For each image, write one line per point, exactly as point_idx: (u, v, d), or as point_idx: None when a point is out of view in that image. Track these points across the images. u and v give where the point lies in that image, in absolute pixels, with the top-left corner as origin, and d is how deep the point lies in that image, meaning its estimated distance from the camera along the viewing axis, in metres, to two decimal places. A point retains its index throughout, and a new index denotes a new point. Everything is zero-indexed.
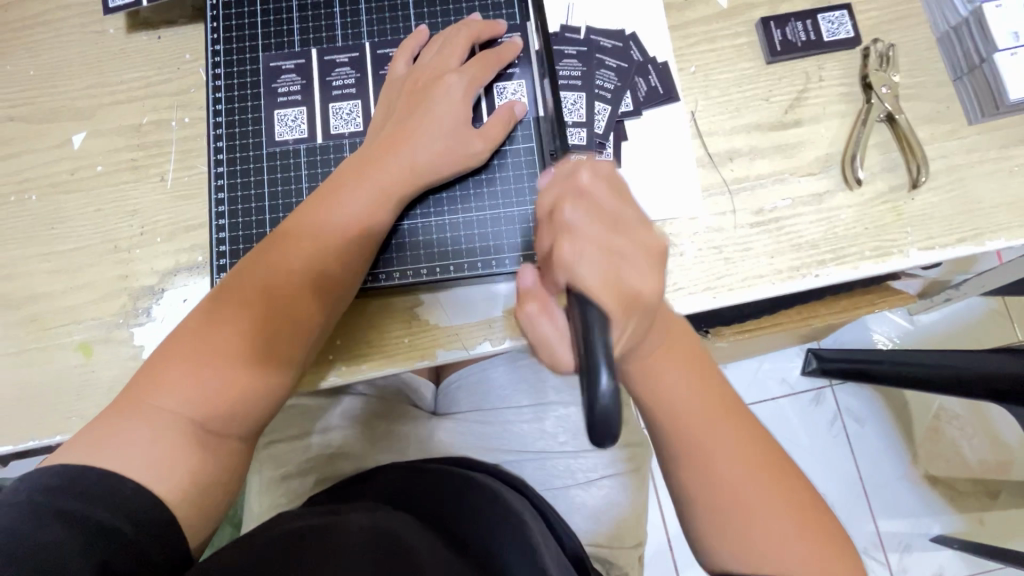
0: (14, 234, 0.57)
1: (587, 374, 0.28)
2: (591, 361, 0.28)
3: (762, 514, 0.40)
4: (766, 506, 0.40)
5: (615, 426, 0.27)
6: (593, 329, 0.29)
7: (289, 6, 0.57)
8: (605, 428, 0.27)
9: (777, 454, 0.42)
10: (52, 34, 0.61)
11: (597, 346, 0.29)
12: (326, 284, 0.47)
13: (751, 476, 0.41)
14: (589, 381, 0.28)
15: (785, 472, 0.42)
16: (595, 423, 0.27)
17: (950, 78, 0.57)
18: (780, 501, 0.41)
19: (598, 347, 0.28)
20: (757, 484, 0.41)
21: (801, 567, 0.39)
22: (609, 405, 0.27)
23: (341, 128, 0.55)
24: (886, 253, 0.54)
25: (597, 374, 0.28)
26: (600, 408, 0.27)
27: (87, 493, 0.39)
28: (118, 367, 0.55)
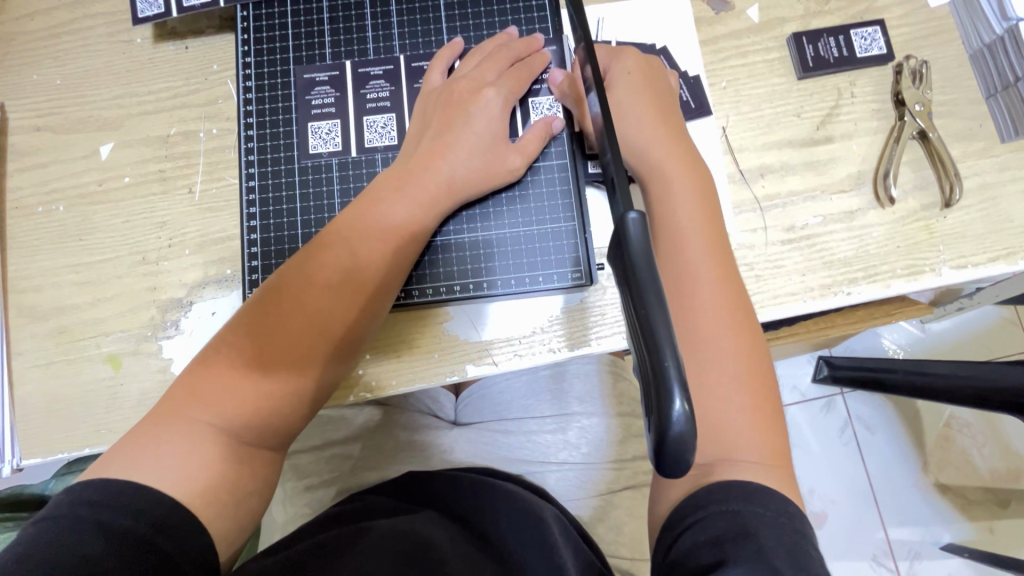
0: (41, 245, 0.57)
1: (657, 400, 0.26)
2: (662, 386, 0.26)
3: (726, 385, 0.42)
4: (733, 386, 0.43)
5: (688, 455, 0.26)
6: (663, 353, 0.26)
7: (320, 19, 0.57)
8: (676, 455, 0.26)
9: (767, 383, 0.44)
10: (78, 43, 0.60)
11: (669, 371, 0.26)
12: (362, 290, 0.47)
13: (742, 391, 0.43)
14: (660, 411, 0.26)
15: (768, 399, 0.43)
16: (666, 452, 0.26)
17: (983, 95, 0.57)
18: (752, 386, 0.43)
19: (669, 370, 0.26)
20: (743, 398, 0.42)
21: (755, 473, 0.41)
22: (683, 435, 0.26)
23: (375, 142, 0.55)
24: (919, 271, 0.54)
25: (669, 403, 0.26)
26: (672, 439, 0.26)
27: (128, 508, 0.39)
28: (146, 380, 0.54)
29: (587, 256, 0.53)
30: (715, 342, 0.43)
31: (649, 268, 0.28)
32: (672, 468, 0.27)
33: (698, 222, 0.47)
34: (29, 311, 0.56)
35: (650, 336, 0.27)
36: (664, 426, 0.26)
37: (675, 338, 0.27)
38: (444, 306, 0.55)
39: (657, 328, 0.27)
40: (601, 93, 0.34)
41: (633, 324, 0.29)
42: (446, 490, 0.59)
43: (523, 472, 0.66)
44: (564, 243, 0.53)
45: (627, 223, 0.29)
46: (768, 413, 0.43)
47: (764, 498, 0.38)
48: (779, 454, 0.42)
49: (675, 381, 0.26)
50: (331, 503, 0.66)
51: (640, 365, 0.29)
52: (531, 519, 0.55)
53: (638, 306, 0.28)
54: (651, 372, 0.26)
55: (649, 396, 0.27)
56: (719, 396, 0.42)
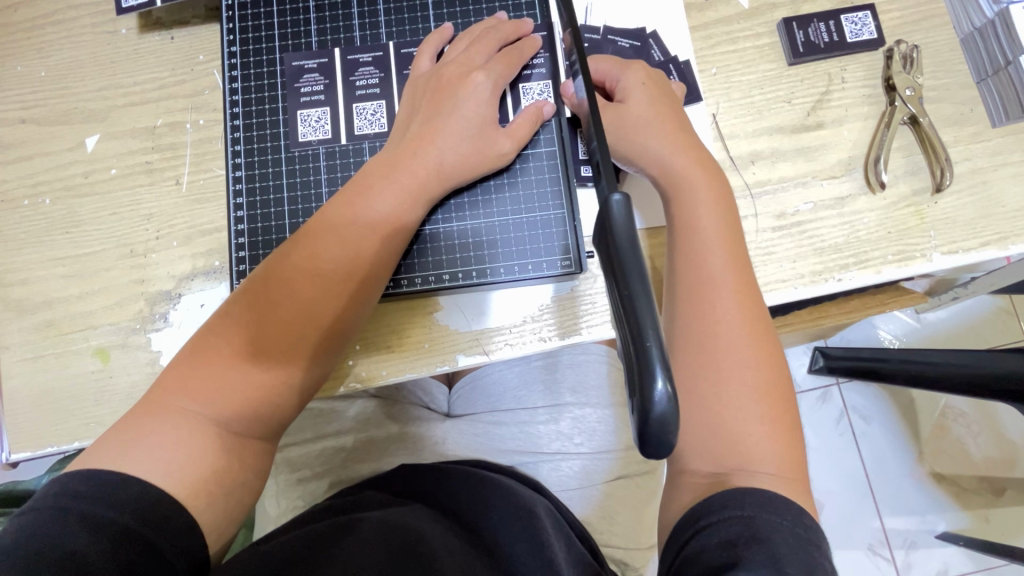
0: (27, 238, 0.57)
1: (640, 379, 0.26)
2: (644, 366, 0.26)
3: (746, 399, 0.42)
4: (754, 400, 0.42)
5: (671, 437, 0.26)
6: (646, 333, 0.26)
7: (306, 7, 0.57)
8: (659, 437, 0.26)
9: (787, 396, 0.43)
10: (63, 34, 0.60)
11: (650, 351, 0.26)
12: (353, 279, 0.46)
13: (759, 405, 0.42)
14: (643, 392, 0.26)
15: (787, 415, 0.43)
16: (649, 433, 0.26)
17: (975, 80, 0.57)
18: (770, 398, 0.42)
19: (651, 351, 0.26)
20: (761, 412, 0.42)
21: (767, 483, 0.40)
22: (665, 415, 0.25)
23: (364, 129, 0.54)
24: (909, 257, 0.54)
25: (651, 382, 0.25)
26: (655, 419, 0.25)
27: (114, 499, 0.38)
28: (135, 372, 0.54)
29: (577, 244, 0.53)
30: (735, 354, 0.43)
31: (632, 248, 0.28)
32: (655, 451, 0.27)
33: (718, 234, 0.47)
34: (17, 305, 0.56)
35: (632, 315, 0.26)
36: (646, 409, 0.26)
37: (658, 319, 0.26)
38: (435, 296, 0.55)
39: (638, 306, 0.27)
40: (585, 76, 0.34)
41: (616, 304, 0.28)
42: (440, 484, 0.59)
43: (516, 463, 0.66)
44: (553, 231, 0.53)
45: (610, 204, 0.29)
46: (786, 427, 0.42)
47: (781, 507, 0.38)
48: (794, 464, 0.42)
49: (656, 362, 0.26)
50: (324, 495, 0.66)
51: (623, 347, 0.29)
52: (522, 513, 0.55)
53: (621, 285, 0.27)
54: (634, 353, 0.26)
55: (632, 377, 0.27)
56: (738, 412, 0.42)
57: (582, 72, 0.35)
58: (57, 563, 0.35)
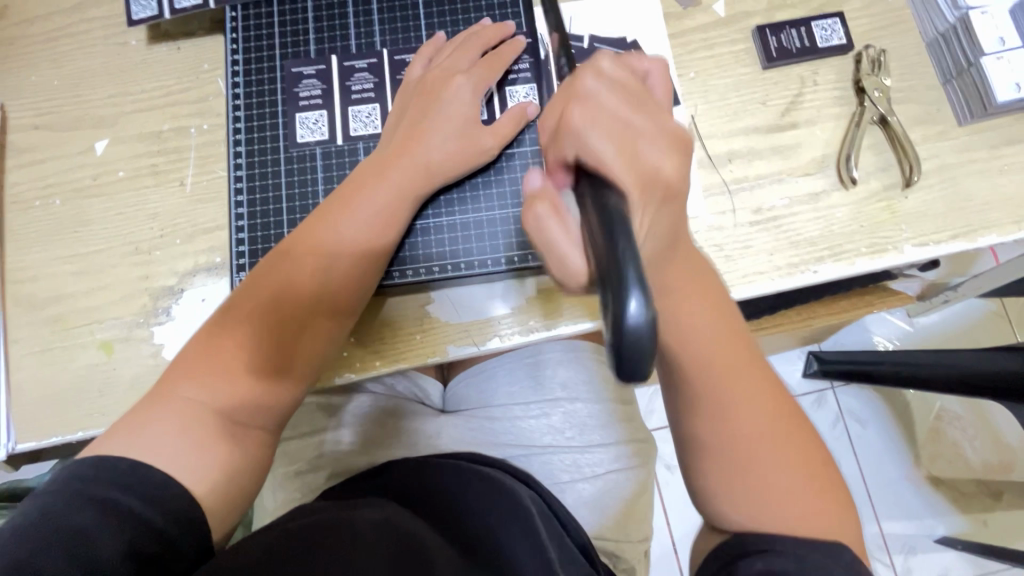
0: (38, 237, 0.59)
1: (612, 298, 0.26)
2: (619, 283, 0.26)
3: (768, 447, 0.42)
4: (776, 445, 0.42)
5: (647, 357, 0.26)
6: (617, 241, 0.27)
7: (305, 18, 0.60)
8: (635, 356, 0.26)
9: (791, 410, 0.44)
10: (75, 45, 0.63)
11: (626, 267, 0.26)
12: (347, 275, 0.49)
13: (770, 425, 0.42)
14: (616, 307, 0.26)
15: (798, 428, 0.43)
16: (624, 348, 0.26)
17: (940, 82, 0.59)
18: (791, 437, 0.43)
19: (625, 260, 0.26)
20: (772, 429, 0.42)
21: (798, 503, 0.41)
22: (639, 332, 0.25)
23: (306, 138, 0.57)
24: (882, 249, 0.56)
25: (624, 300, 0.26)
26: (629, 334, 0.25)
27: (123, 480, 0.40)
28: (138, 364, 0.56)
29: None
30: (745, 415, 0.42)
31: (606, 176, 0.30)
32: (630, 371, 0.27)
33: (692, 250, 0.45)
34: (26, 301, 0.58)
35: (606, 231, 0.28)
36: (619, 320, 0.25)
37: (631, 235, 0.27)
38: (427, 290, 0.57)
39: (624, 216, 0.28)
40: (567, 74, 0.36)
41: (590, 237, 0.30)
42: (433, 476, 0.60)
43: (507, 457, 0.67)
44: None
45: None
46: (816, 462, 0.43)
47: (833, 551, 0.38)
48: (831, 495, 0.42)
49: (627, 274, 0.26)
50: (322, 487, 0.67)
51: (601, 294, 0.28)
52: (518, 512, 0.57)
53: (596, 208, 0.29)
54: (607, 271, 0.27)
55: (606, 298, 0.27)
56: (757, 454, 0.42)
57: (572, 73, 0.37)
58: (67, 542, 0.36)
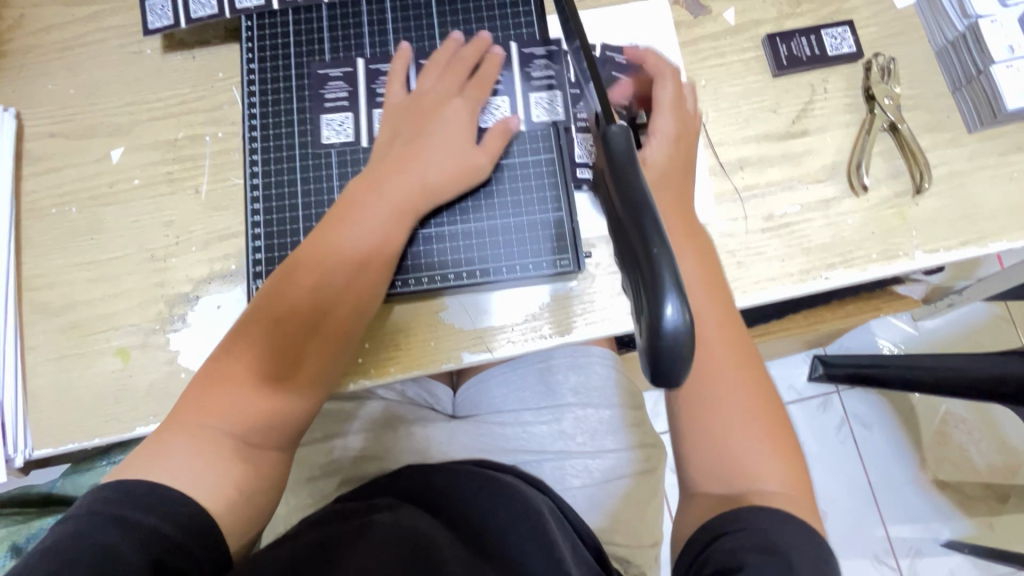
0: (54, 244, 0.60)
1: (649, 302, 0.26)
2: (656, 287, 0.26)
3: (733, 408, 0.45)
4: (744, 406, 0.45)
5: (685, 357, 0.26)
6: (650, 243, 0.27)
7: (319, 27, 0.61)
8: (672, 362, 0.26)
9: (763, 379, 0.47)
10: (91, 54, 0.64)
11: (664, 275, 0.26)
12: (353, 292, 0.49)
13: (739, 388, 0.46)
14: (651, 313, 0.26)
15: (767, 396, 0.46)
16: (661, 357, 0.26)
17: (950, 89, 0.60)
18: (766, 413, 0.46)
19: (660, 262, 0.26)
20: (740, 392, 0.46)
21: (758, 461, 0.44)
22: (677, 335, 0.26)
23: (331, 139, 0.58)
24: (893, 255, 0.57)
25: (661, 303, 0.26)
26: (666, 337, 0.26)
27: (144, 503, 0.41)
28: (154, 371, 0.57)
29: (574, 245, 0.56)
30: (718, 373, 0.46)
31: (632, 171, 0.30)
32: (666, 378, 0.27)
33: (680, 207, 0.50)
34: (42, 308, 0.59)
35: (638, 231, 0.28)
36: (657, 329, 0.26)
37: (662, 234, 0.27)
38: (441, 296, 0.57)
39: (654, 216, 0.28)
40: (599, 88, 0.36)
41: (620, 234, 0.30)
42: (444, 480, 0.61)
43: (518, 462, 0.67)
44: (552, 233, 0.56)
45: (609, 133, 0.32)
46: (779, 424, 0.46)
47: (786, 519, 0.41)
48: (796, 471, 0.45)
49: (667, 282, 0.26)
50: (334, 494, 0.67)
51: (633, 290, 0.29)
52: (529, 514, 0.57)
53: (625, 204, 0.29)
54: (642, 273, 0.27)
55: (640, 300, 0.27)
56: (724, 412, 0.45)
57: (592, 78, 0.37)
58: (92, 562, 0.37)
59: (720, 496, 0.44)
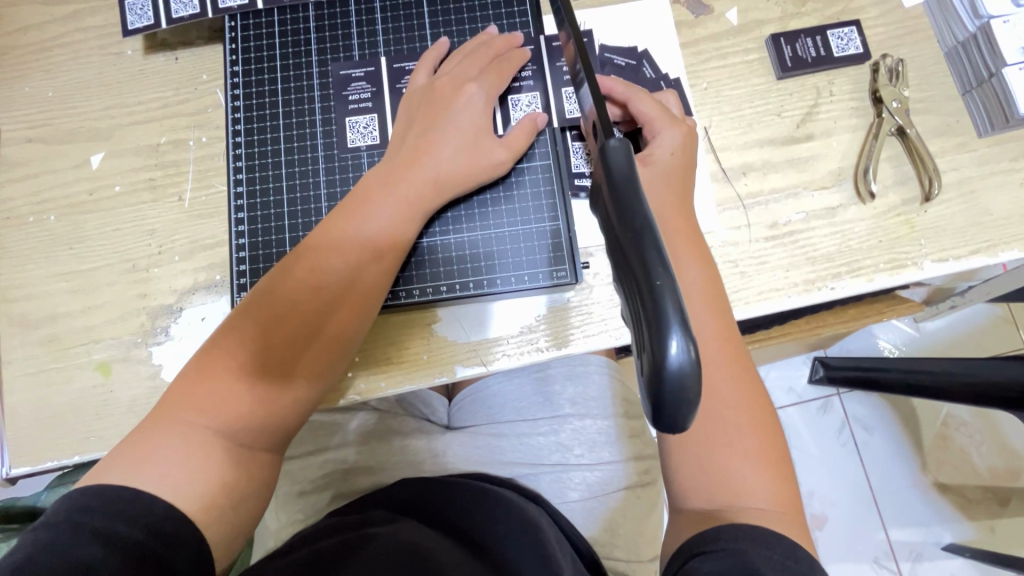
0: (32, 254, 0.58)
1: (652, 338, 0.25)
2: (659, 321, 0.24)
3: (727, 428, 0.42)
4: (739, 428, 0.42)
5: (691, 398, 0.25)
6: (653, 273, 0.25)
7: (306, 28, 0.58)
8: (676, 399, 0.25)
9: (761, 399, 0.44)
10: (69, 56, 0.61)
11: (667, 307, 0.24)
12: (357, 289, 0.46)
13: (735, 407, 0.43)
14: (655, 349, 0.24)
15: (764, 415, 0.44)
16: (663, 395, 0.24)
17: (960, 92, 0.58)
18: (760, 430, 0.43)
19: (663, 295, 0.24)
20: (737, 410, 0.43)
21: (751, 484, 0.41)
22: (682, 375, 0.24)
23: (358, 142, 0.56)
24: (901, 265, 0.55)
25: (665, 340, 0.24)
26: (670, 378, 0.24)
27: (126, 513, 0.38)
28: (135, 386, 0.55)
29: (571, 255, 0.54)
30: (716, 390, 0.43)
31: (633, 190, 0.28)
32: (671, 417, 0.25)
33: (678, 212, 0.47)
34: (20, 320, 0.56)
35: (639, 258, 0.26)
36: (660, 367, 0.24)
37: (666, 262, 0.26)
38: (433, 309, 0.55)
39: (657, 241, 0.26)
40: (593, 87, 0.34)
41: (620, 258, 0.28)
42: (436, 491, 0.59)
43: (514, 475, 0.65)
44: (550, 243, 0.54)
45: (608, 148, 0.30)
46: (774, 446, 0.43)
47: (771, 540, 0.37)
48: (788, 491, 0.42)
49: (671, 316, 0.24)
50: (326, 509, 0.65)
51: (633, 318, 0.27)
52: (527, 528, 0.55)
53: (625, 227, 0.27)
54: (644, 305, 0.25)
55: (642, 333, 0.26)
56: (720, 431, 0.42)
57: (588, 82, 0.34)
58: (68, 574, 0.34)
59: (706, 513, 0.41)
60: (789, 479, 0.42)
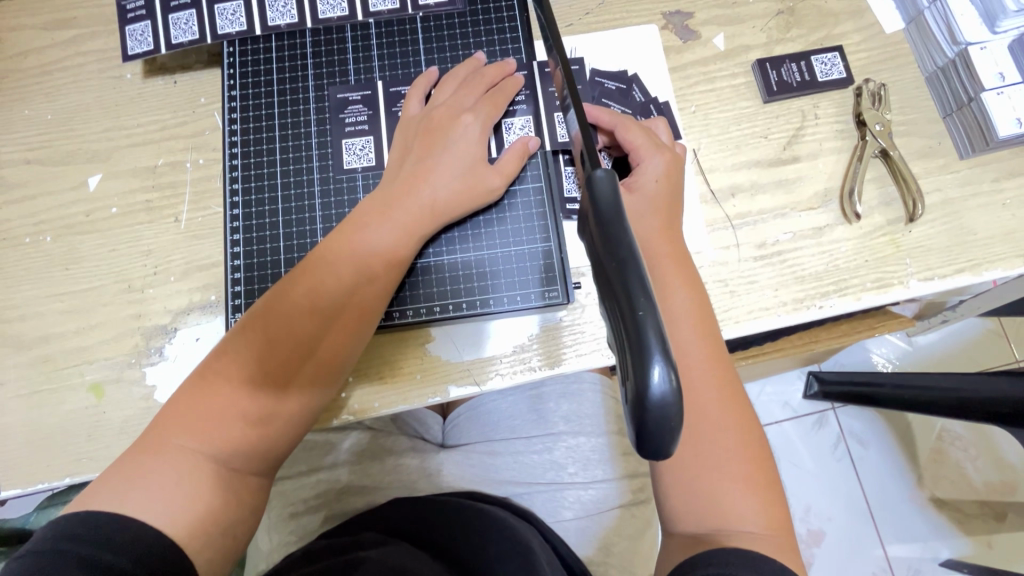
0: (28, 275, 0.58)
1: (635, 366, 0.25)
2: (642, 351, 0.25)
3: (717, 452, 0.43)
4: (730, 450, 0.43)
5: (673, 426, 0.25)
6: (636, 303, 0.26)
7: (303, 53, 0.60)
8: (658, 427, 0.25)
9: (751, 422, 0.44)
10: (70, 79, 0.62)
11: (649, 337, 0.25)
12: (350, 311, 0.47)
13: (724, 430, 0.43)
14: (638, 377, 0.25)
15: (755, 439, 0.44)
16: (647, 422, 0.25)
17: (941, 115, 0.60)
18: (748, 454, 0.43)
19: (646, 325, 0.25)
20: (727, 434, 0.43)
21: (743, 508, 0.41)
22: (664, 404, 0.24)
23: (354, 164, 0.57)
24: (888, 283, 0.56)
25: (647, 368, 0.25)
26: (653, 405, 0.25)
27: (112, 541, 0.38)
28: (128, 407, 0.54)
29: (563, 276, 0.55)
30: (705, 415, 0.43)
31: (618, 222, 0.29)
32: (653, 442, 0.26)
33: (664, 239, 0.47)
34: (14, 341, 0.56)
35: (623, 287, 0.26)
36: (643, 396, 0.25)
37: (649, 291, 0.26)
38: (427, 328, 0.56)
39: (639, 270, 0.27)
40: (581, 117, 0.34)
41: (605, 286, 0.28)
42: (429, 513, 0.59)
43: (509, 494, 0.65)
44: (542, 264, 0.55)
45: (595, 179, 0.31)
46: (766, 471, 0.43)
47: (761, 566, 0.37)
48: (778, 513, 0.42)
49: (653, 346, 0.25)
50: (319, 530, 0.65)
51: (618, 345, 0.27)
52: (517, 548, 0.54)
53: (610, 257, 0.28)
54: (628, 335, 0.25)
55: (625, 362, 0.26)
56: (709, 455, 0.43)
57: (575, 110, 0.35)
58: None
59: (696, 537, 0.41)
60: (780, 501, 0.43)
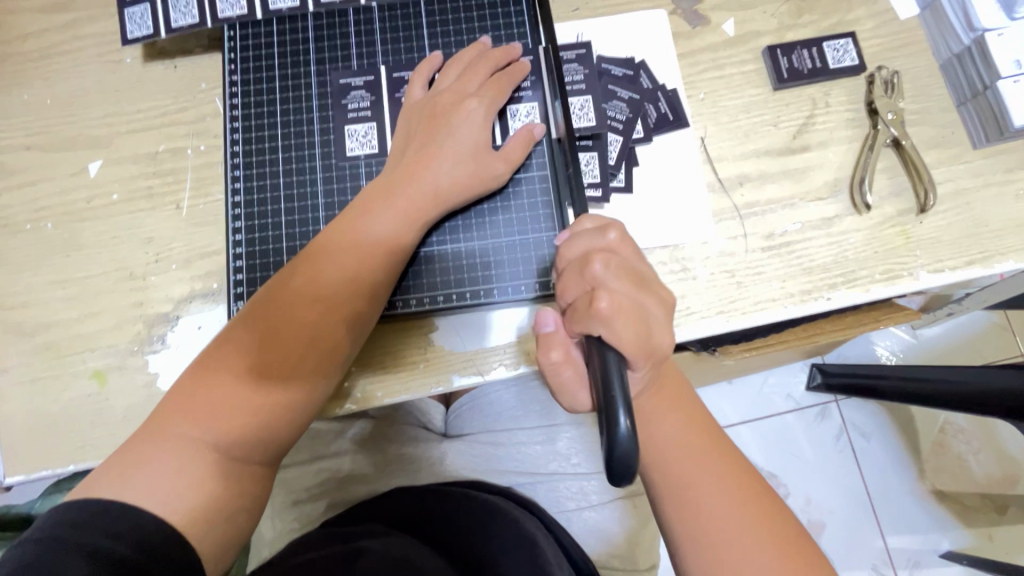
0: (29, 262, 0.58)
1: (606, 421, 0.35)
2: (611, 409, 0.35)
3: (729, 527, 0.41)
4: (743, 519, 0.41)
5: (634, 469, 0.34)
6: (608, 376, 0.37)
7: (305, 37, 0.58)
8: (623, 466, 0.34)
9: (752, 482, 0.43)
10: (69, 63, 0.61)
11: (616, 398, 0.35)
12: (353, 300, 0.46)
13: (731, 500, 0.42)
14: (608, 429, 0.35)
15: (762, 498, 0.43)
16: (615, 462, 0.34)
17: (955, 103, 0.58)
18: (780, 541, 0.41)
19: (615, 392, 0.36)
20: (735, 503, 0.42)
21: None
22: (626, 449, 0.34)
23: (356, 151, 0.56)
24: (897, 275, 0.55)
25: (615, 422, 0.34)
26: (619, 450, 0.34)
27: (113, 529, 0.38)
28: (131, 394, 0.54)
29: None
30: (708, 489, 0.42)
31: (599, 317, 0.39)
32: (620, 478, 0.34)
33: None
34: (15, 327, 0.56)
35: (601, 367, 0.37)
36: (612, 441, 0.34)
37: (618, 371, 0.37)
38: (431, 317, 0.55)
39: (607, 370, 0.37)
40: None
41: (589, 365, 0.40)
42: (430, 504, 0.59)
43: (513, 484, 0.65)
44: (546, 253, 0.54)
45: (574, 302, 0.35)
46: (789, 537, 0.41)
47: None
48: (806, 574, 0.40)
49: (618, 403, 0.35)
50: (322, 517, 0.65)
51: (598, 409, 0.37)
52: (523, 542, 0.54)
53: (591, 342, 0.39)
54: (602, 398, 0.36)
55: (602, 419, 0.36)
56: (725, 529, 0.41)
57: None
58: None
59: None
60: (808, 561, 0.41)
